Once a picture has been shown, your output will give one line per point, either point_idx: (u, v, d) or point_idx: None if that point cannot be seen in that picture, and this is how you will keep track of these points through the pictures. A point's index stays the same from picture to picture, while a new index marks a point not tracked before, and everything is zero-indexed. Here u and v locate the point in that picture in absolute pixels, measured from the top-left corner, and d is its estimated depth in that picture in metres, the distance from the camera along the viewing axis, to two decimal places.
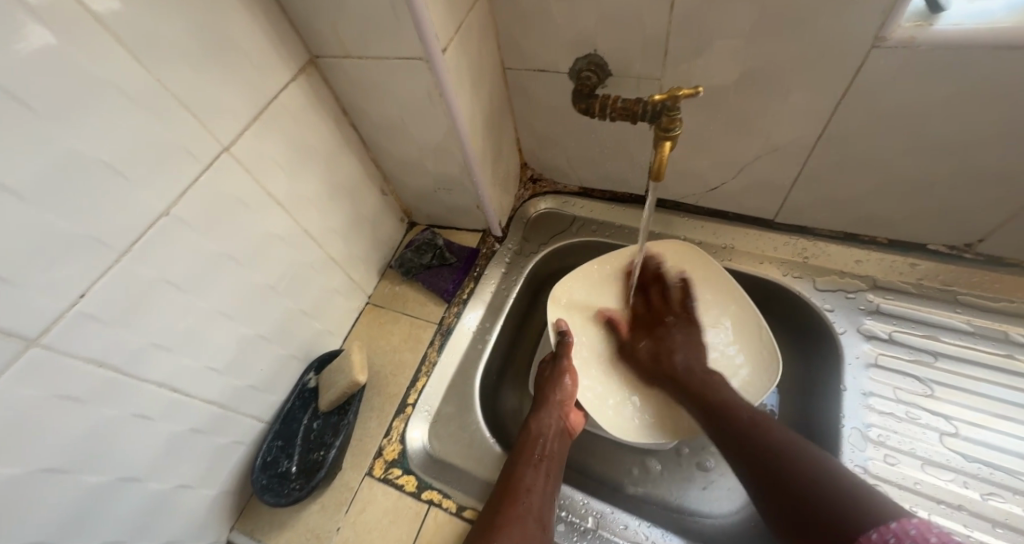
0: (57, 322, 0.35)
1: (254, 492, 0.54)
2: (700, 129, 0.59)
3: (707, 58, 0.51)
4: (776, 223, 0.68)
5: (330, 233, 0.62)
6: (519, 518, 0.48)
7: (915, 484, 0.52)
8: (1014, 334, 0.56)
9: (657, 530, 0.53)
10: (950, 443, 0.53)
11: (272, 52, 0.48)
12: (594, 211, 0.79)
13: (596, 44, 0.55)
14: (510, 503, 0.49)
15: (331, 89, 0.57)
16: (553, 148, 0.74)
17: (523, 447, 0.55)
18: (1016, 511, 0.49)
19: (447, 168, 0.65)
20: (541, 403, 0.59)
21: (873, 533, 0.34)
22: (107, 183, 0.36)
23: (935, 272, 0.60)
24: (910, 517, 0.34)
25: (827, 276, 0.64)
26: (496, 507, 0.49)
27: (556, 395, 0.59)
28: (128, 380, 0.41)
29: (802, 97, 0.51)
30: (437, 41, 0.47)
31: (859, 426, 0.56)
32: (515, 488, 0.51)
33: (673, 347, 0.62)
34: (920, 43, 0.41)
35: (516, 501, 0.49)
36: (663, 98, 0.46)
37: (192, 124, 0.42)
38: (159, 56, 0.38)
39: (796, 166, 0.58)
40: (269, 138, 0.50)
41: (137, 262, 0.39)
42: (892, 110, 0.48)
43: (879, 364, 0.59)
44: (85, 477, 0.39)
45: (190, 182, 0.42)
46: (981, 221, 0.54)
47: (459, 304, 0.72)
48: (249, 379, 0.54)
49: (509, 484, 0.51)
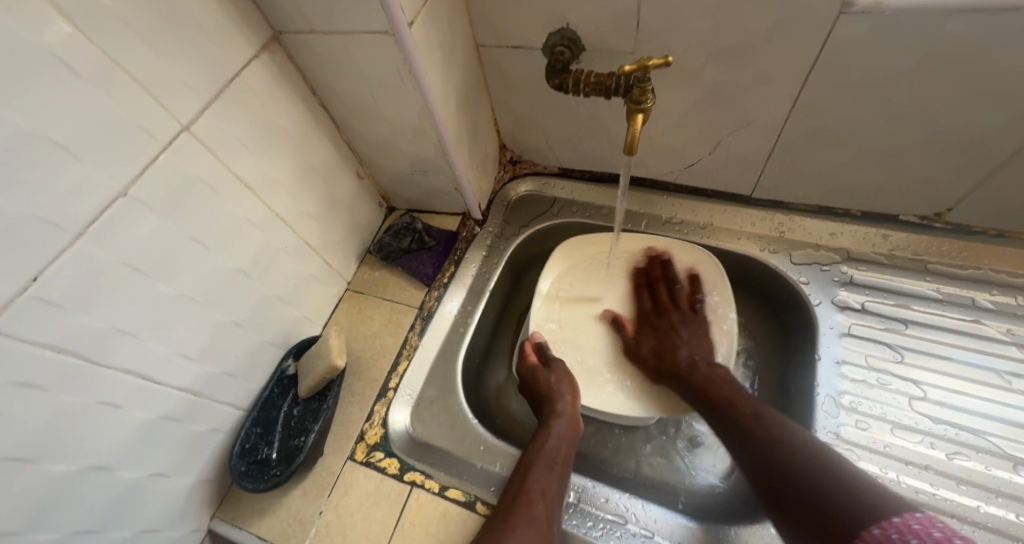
0: (10, 307, 0.34)
1: (233, 478, 0.53)
2: (675, 104, 0.59)
3: (679, 30, 0.50)
4: (753, 200, 0.68)
5: (304, 217, 0.61)
6: (534, 520, 0.46)
7: (885, 448, 0.53)
8: (981, 301, 0.58)
9: (637, 501, 0.54)
10: (919, 407, 0.55)
11: (231, 28, 0.46)
12: (574, 192, 0.78)
13: (568, 17, 0.54)
14: (525, 506, 0.47)
15: (298, 67, 0.56)
16: (532, 128, 0.74)
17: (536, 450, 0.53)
18: (979, 468, 0.50)
19: (422, 148, 0.64)
20: (549, 410, 0.58)
21: (896, 517, 0.35)
22: (55, 162, 0.35)
23: (907, 242, 0.61)
24: (914, 512, 0.34)
25: (802, 250, 0.65)
26: (512, 509, 0.47)
27: (563, 401, 0.58)
28: (92, 366, 0.40)
29: (774, 69, 0.50)
30: (403, 14, 0.46)
31: (832, 394, 0.57)
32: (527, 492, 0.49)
33: (677, 342, 0.61)
34: (886, 9, 0.41)
35: (529, 507, 0.47)
36: (634, 69, 0.46)
37: (147, 101, 0.40)
38: (107, 29, 0.36)
39: (770, 140, 0.59)
40: (233, 118, 0.48)
41: (93, 246, 0.38)
42: (861, 80, 0.48)
43: (852, 333, 0.60)
44: (51, 465, 0.38)
45: (147, 163, 0.41)
46: (949, 188, 0.55)
47: (440, 288, 0.72)
48: (224, 365, 0.53)
49: (522, 488, 0.49)
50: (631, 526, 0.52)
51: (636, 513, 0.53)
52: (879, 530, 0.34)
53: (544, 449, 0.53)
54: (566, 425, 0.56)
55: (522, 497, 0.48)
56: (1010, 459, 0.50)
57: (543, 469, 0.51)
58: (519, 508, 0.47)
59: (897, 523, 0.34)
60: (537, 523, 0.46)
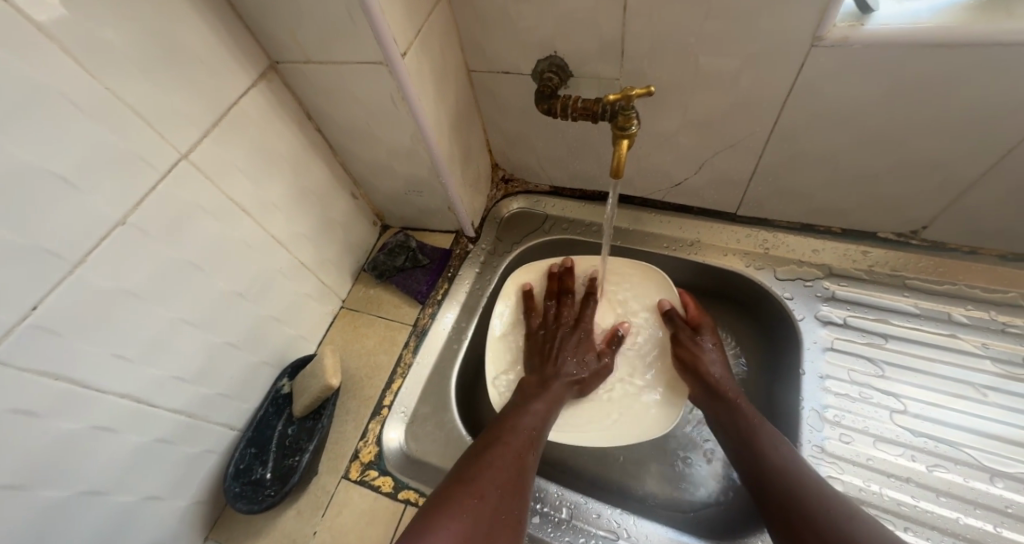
0: (8, 337, 0.34)
1: (226, 500, 0.53)
2: (660, 127, 0.61)
3: (662, 58, 0.53)
4: (738, 217, 0.70)
5: (299, 238, 0.62)
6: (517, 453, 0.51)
7: (868, 460, 0.54)
8: (957, 316, 0.60)
9: (629, 516, 0.55)
10: (900, 420, 0.56)
11: (230, 60, 0.48)
12: (565, 209, 0.80)
13: (556, 46, 0.56)
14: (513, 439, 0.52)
15: (293, 93, 0.57)
16: (523, 148, 0.75)
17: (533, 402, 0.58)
18: (957, 480, 0.52)
19: (416, 169, 0.65)
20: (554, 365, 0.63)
21: None
22: (57, 194, 0.36)
23: (886, 259, 0.63)
24: None
25: (786, 266, 0.67)
26: (501, 438, 0.52)
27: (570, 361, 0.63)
28: (89, 392, 0.41)
29: (752, 96, 0.53)
30: (396, 45, 0.48)
31: (817, 407, 0.58)
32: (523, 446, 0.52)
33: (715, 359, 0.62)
34: (854, 43, 0.44)
35: (525, 457, 0.51)
36: (618, 98, 0.48)
37: (146, 131, 0.41)
38: (109, 65, 0.38)
39: (751, 161, 0.61)
40: (230, 145, 0.50)
41: (94, 273, 0.39)
42: (835, 106, 0.50)
43: (835, 347, 0.62)
44: (47, 492, 0.39)
45: (148, 191, 0.42)
46: (923, 207, 0.58)
47: (434, 305, 0.73)
48: (219, 387, 0.54)
49: (512, 427, 0.54)
50: (622, 542, 0.53)
51: (627, 529, 0.54)
52: None
53: (537, 415, 0.57)
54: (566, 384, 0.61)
55: (519, 449, 0.51)
56: (986, 470, 0.52)
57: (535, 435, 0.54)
58: (516, 457, 0.50)
59: None
60: (526, 477, 0.50)
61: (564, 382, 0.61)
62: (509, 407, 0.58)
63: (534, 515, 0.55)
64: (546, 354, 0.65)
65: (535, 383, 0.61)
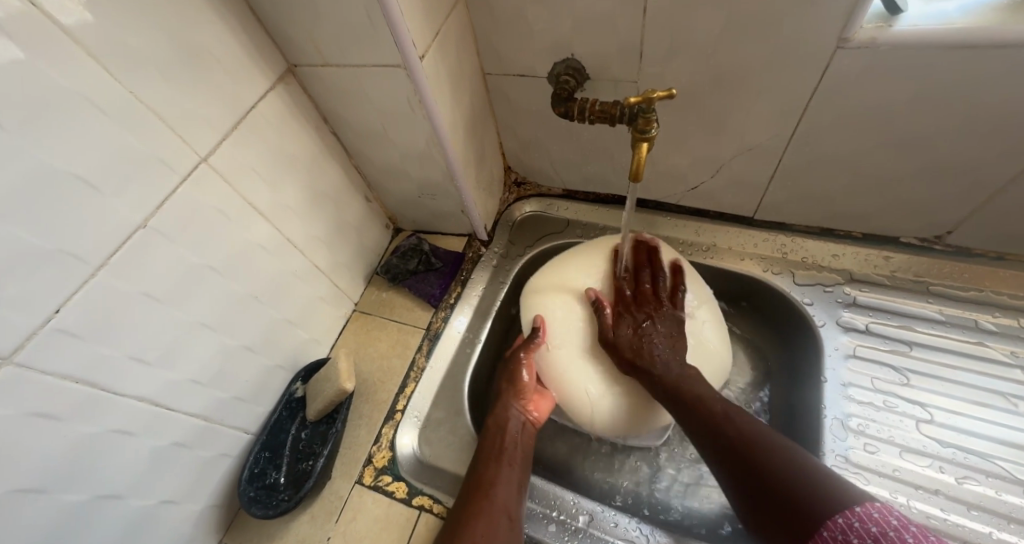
0: (30, 340, 0.34)
1: (242, 504, 0.53)
2: (678, 130, 0.60)
3: (681, 62, 0.52)
4: (755, 221, 0.69)
5: (314, 241, 0.62)
6: (488, 512, 0.48)
7: (894, 471, 0.53)
8: (984, 323, 0.58)
9: (647, 525, 0.54)
10: (926, 430, 0.55)
11: (250, 64, 0.48)
12: (578, 212, 0.79)
13: (573, 48, 0.56)
14: (477, 501, 0.49)
15: (310, 97, 0.57)
16: (537, 151, 0.75)
17: (487, 446, 0.55)
18: (989, 493, 0.51)
19: (431, 173, 0.65)
20: (503, 400, 0.59)
21: (840, 516, 0.34)
22: (79, 197, 0.36)
23: (909, 264, 0.62)
24: (872, 501, 0.34)
25: (804, 271, 0.66)
26: (467, 505, 0.49)
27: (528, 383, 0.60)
28: (109, 395, 0.41)
29: (773, 99, 0.52)
30: (414, 47, 0.48)
31: (839, 416, 0.57)
32: (508, 505, 0.49)
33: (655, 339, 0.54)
34: (881, 44, 0.43)
35: (496, 516, 0.48)
36: (639, 101, 0.47)
37: (168, 135, 0.41)
38: (134, 70, 0.38)
39: (771, 164, 0.60)
40: (248, 148, 0.50)
41: (114, 277, 0.39)
42: (859, 109, 0.49)
43: (857, 355, 0.60)
44: (67, 496, 0.39)
45: (169, 193, 0.42)
46: (948, 212, 0.56)
47: (446, 309, 0.72)
48: (235, 389, 0.54)
49: (474, 486, 0.51)
50: None
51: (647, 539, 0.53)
52: (844, 518, 0.34)
53: (517, 461, 0.54)
54: (518, 417, 0.58)
55: (502, 511, 0.48)
56: (1018, 483, 0.51)
57: (519, 485, 0.52)
58: (491, 519, 0.47)
59: (858, 512, 0.34)
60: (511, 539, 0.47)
61: (519, 422, 0.58)
62: (473, 458, 0.55)
63: (550, 524, 0.55)
64: (502, 385, 0.61)
65: (512, 422, 0.57)
